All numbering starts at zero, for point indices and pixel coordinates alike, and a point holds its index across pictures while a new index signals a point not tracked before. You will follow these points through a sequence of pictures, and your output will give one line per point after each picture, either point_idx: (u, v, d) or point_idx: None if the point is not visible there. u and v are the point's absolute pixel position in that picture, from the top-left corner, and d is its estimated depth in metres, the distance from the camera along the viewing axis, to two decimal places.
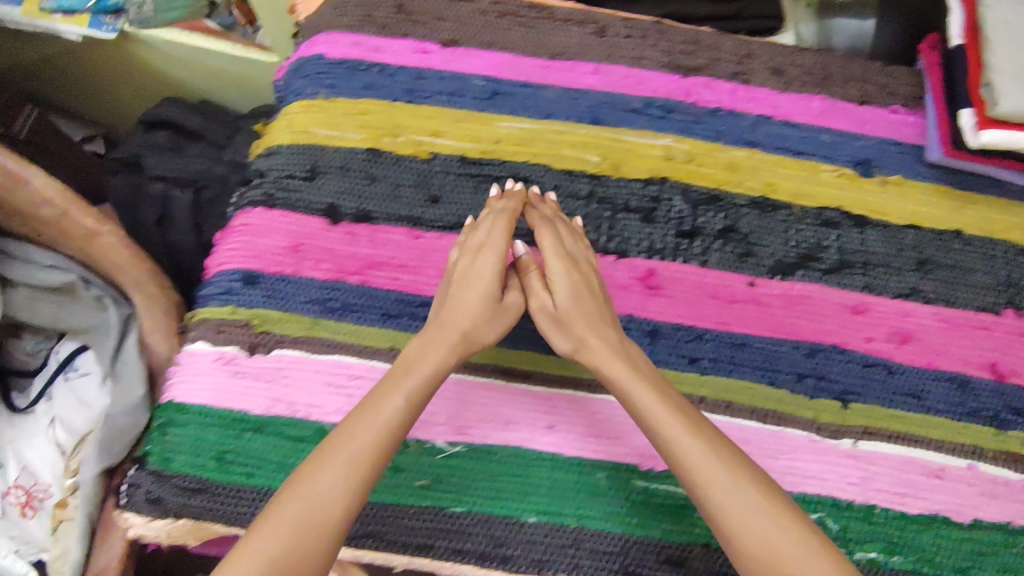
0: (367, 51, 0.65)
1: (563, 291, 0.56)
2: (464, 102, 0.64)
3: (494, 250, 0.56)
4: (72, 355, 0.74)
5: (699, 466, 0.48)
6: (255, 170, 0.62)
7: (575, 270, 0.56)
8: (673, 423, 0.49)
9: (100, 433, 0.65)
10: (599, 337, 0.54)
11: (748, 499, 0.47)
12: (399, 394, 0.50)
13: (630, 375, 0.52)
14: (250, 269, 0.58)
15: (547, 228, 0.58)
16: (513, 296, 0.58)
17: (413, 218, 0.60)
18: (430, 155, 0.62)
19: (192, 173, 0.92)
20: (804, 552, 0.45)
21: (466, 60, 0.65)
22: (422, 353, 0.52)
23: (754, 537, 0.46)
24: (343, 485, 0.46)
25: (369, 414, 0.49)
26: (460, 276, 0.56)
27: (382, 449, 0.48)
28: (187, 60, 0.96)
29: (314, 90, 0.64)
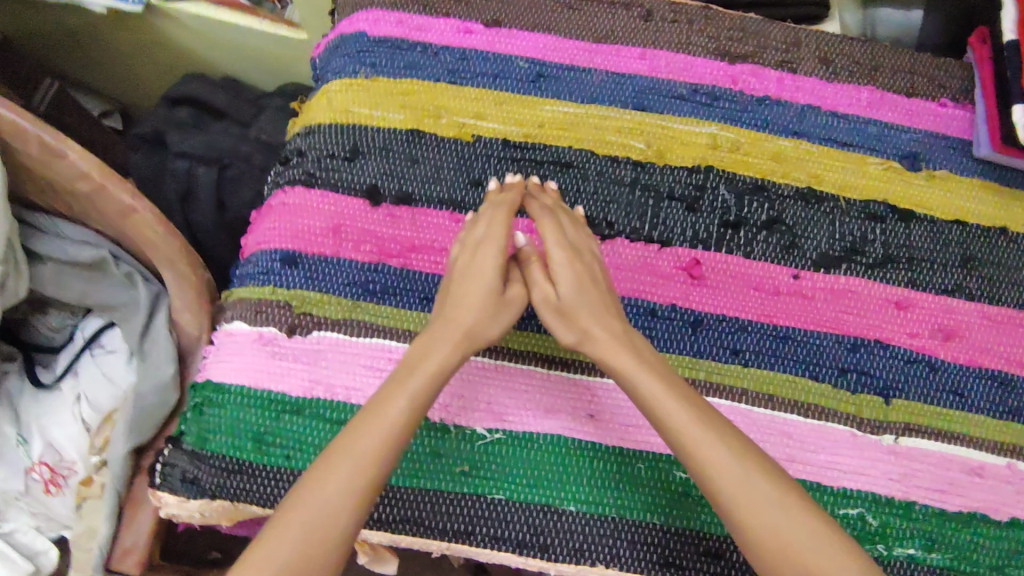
0: (410, 30, 0.65)
1: (566, 282, 0.54)
2: (507, 84, 0.64)
3: (493, 244, 0.54)
4: (100, 332, 0.74)
5: (712, 465, 0.46)
6: (294, 149, 0.62)
7: (579, 261, 0.55)
8: (686, 429, 0.48)
9: (129, 411, 0.65)
10: (605, 329, 0.52)
11: (762, 495, 0.46)
12: (402, 395, 0.48)
13: (637, 367, 0.51)
14: (290, 249, 0.57)
15: (549, 218, 0.56)
16: (515, 289, 0.55)
17: (454, 201, 0.60)
18: (472, 138, 0.62)
19: (216, 149, 0.90)
20: (822, 544, 0.44)
21: (511, 41, 0.65)
22: (424, 351, 0.50)
23: (770, 533, 0.45)
24: (346, 490, 0.44)
25: (373, 418, 0.47)
26: (460, 272, 0.54)
27: (387, 450, 0.46)
28: (218, 36, 0.96)
29: (356, 69, 0.64)
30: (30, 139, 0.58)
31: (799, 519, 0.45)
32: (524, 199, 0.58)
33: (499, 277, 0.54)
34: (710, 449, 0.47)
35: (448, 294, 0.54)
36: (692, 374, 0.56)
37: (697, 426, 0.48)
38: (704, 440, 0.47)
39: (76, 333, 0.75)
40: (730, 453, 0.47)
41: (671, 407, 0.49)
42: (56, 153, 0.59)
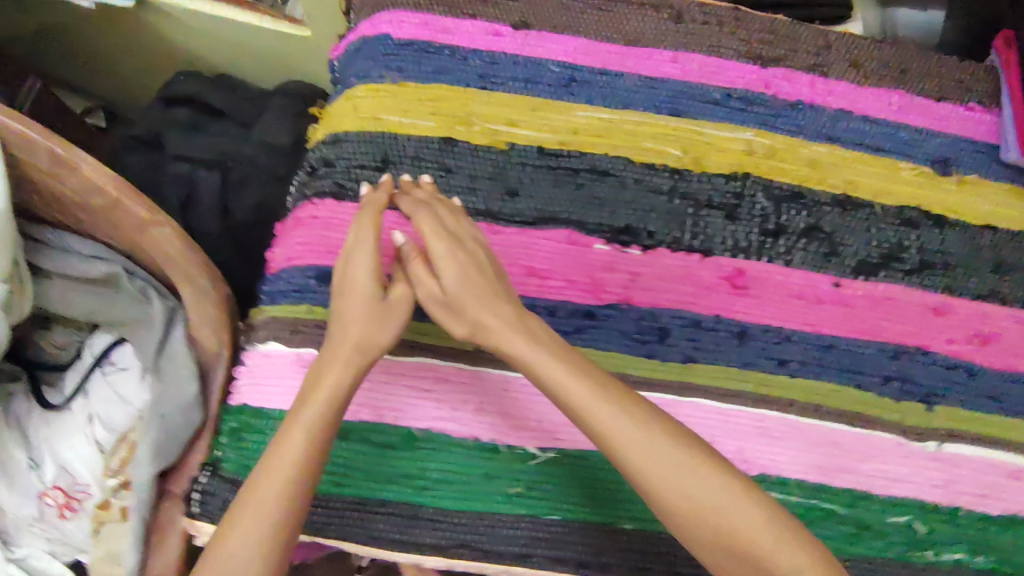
0: (435, 32, 0.62)
1: (450, 272, 0.51)
2: (540, 90, 0.61)
3: (366, 248, 0.51)
4: (108, 350, 0.72)
5: (642, 458, 0.45)
6: (321, 158, 0.59)
7: (461, 249, 0.52)
8: (592, 414, 0.46)
9: (153, 435, 0.61)
10: (498, 316, 0.49)
11: (671, 462, 0.45)
12: (298, 429, 0.46)
13: (545, 357, 0.48)
14: (325, 266, 0.55)
15: (424, 210, 0.53)
16: (399, 289, 0.52)
17: (491, 212, 0.58)
18: (506, 146, 0.59)
19: (217, 151, 0.87)
20: (728, 497, 0.44)
21: (541, 44, 0.63)
22: (319, 375, 0.48)
23: (711, 515, 0.44)
24: (257, 535, 0.43)
25: (276, 457, 0.45)
26: (339, 286, 0.51)
27: (296, 476, 0.45)
28: (215, 34, 0.92)
29: (381, 73, 0.61)
30: (41, 152, 0.55)
31: (707, 476, 0.45)
32: (395, 195, 0.55)
33: (378, 283, 0.51)
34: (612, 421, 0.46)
35: (337, 312, 0.51)
36: (739, 386, 0.55)
37: (597, 399, 0.46)
38: (607, 418, 0.46)
39: (83, 351, 0.73)
40: (634, 422, 0.46)
41: (574, 387, 0.47)
42: (68, 165, 0.55)
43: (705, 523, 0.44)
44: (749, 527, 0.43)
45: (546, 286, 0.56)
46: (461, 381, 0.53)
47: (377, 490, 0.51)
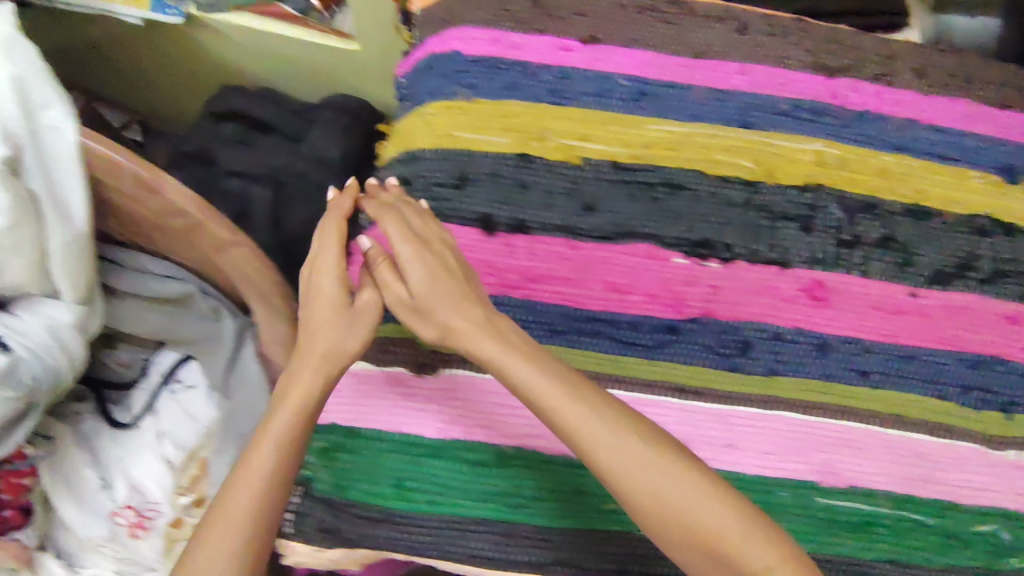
0: (505, 48, 0.62)
1: (416, 276, 0.52)
2: (611, 104, 0.61)
3: (331, 257, 0.55)
4: (176, 367, 0.73)
5: (611, 455, 0.45)
6: (398, 176, 0.60)
7: (428, 252, 0.53)
8: (562, 415, 0.46)
9: None
10: (465, 318, 0.50)
11: (636, 459, 0.45)
12: (266, 445, 0.48)
13: (514, 358, 0.48)
14: None
15: (390, 213, 0.54)
16: (367, 294, 0.54)
17: (569, 228, 0.58)
18: (581, 160, 0.59)
19: (270, 167, 0.87)
20: (695, 495, 0.44)
21: (611, 58, 0.62)
22: (289, 385, 0.51)
23: (682, 512, 0.44)
24: (235, 534, 0.45)
25: (242, 473, 0.47)
26: (308, 296, 0.54)
27: (262, 489, 0.47)
28: (262, 49, 0.92)
29: (453, 89, 0.61)
30: (125, 175, 0.55)
31: (673, 477, 0.45)
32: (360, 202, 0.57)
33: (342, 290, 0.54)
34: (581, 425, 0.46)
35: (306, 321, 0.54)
36: (823, 398, 0.56)
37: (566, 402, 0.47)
38: (578, 419, 0.46)
39: (148, 369, 0.73)
40: (601, 420, 0.46)
41: (544, 390, 0.47)
42: (151, 187, 0.56)
43: (673, 523, 0.44)
44: (718, 525, 0.43)
45: (629, 301, 0.56)
46: None
47: (472, 508, 0.51)
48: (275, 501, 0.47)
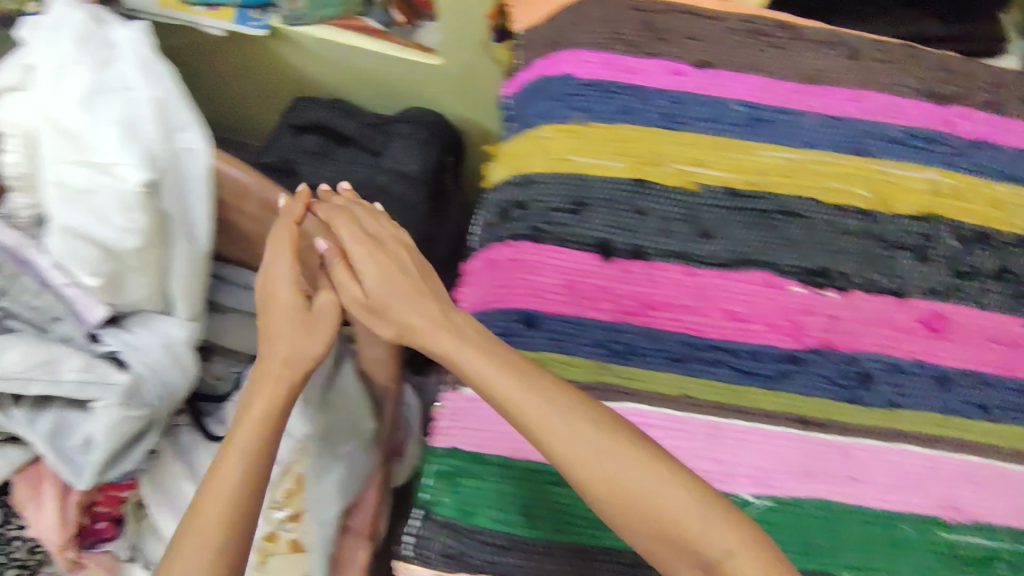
0: (618, 71, 0.62)
1: (369, 277, 0.59)
2: (726, 130, 0.61)
3: (284, 268, 0.61)
4: None
5: (571, 447, 0.47)
6: (513, 200, 0.60)
7: (379, 254, 0.61)
8: (517, 404, 0.49)
9: (341, 472, 0.64)
10: (419, 313, 0.56)
11: (594, 448, 0.47)
12: (238, 449, 0.53)
13: (479, 359, 0.51)
14: (530, 310, 0.56)
15: (344, 222, 0.63)
16: (323, 298, 0.61)
17: (686, 255, 0.57)
18: (697, 187, 0.59)
19: (354, 180, 0.89)
20: (651, 478, 0.46)
21: (723, 83, 0.62)
22: (258, 394, 0.57)
23: (644, 500, 0.45)
24: (223, 511, 0.50)
25: (215, 476, 0.52)
26: (268, 303, 0.61)
27: (236, 485, 0.51)
28: (342, 62, 0.93)
29: (567, 113, 0.61)
30: None
31: (627, 462, 0.46)
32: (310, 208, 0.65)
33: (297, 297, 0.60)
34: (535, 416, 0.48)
35: (268, 330, 0.60)
36: (943, 431, 0.55)
37: (522, 395, 0.49)
38: (531, 410, 0.48)
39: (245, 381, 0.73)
40: (561, 413, 0.48)
41: (505, 386, 0.50)
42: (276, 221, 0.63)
43: (629, 507, 0.46)
44: (674, 508, 0.45)
45: (748, 329, 0.56)
46: (673, 427, 0.54)
47: (601, 539, 0.50)
48: (253, 498, 0.51)
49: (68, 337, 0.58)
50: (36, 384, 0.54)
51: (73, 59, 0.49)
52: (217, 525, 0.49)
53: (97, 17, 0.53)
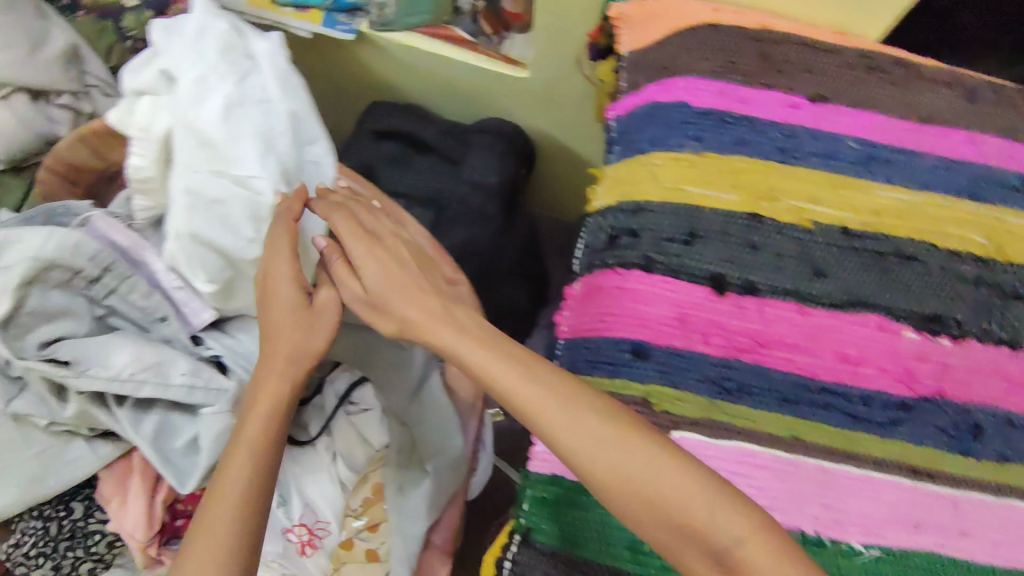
0: (733, 102, 0.61)
1: (372, 272, 0.54)
2: (841, 167, 0.60)
3: (283, 261, 0.53)
4: (351, 389, 0.73)
5: (573, 437, 0.45)
6: (622, 227, 0.59)
7: (379, 248, 0.56)
8: (519, 397, 0.47)
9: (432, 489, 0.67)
10: (419, 310, 0.53)
11: (594, 436, 0.44)
12: (243, 455, 0.49)
13: (482, 353, 0.50)
14: (641, 341, 0.55)
15: (340, 213, 0.56)
16: (323, 293, 0.55)
17: (799, 293, 0.57)
18: (811, 224, 0.58)
19: (432, 191, 0.89)
20: (653, 464, 0.43)
21: (839, 119, 0.61)
22: (257, 398, 0.52)
23: (645, 487, 0.43)
24: (231, 512, 0.46)
25: (221, 485, 0.47)
26: (263, 300, 0.54)
27: (241, 495, 0.47)
28: (424, 69, 0.93)
29: (680, 141, 0.60)
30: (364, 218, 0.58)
31: (626, 447, 0.44)
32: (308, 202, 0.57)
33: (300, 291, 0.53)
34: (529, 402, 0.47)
35: (266, 330, 0.54)
36: None
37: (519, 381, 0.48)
38: (525, 394, 0.47)
39: (325, 388, 0.74)
40: (560, 403, 0.46)
41: (509, 381, 0.48)
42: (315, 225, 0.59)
43: (626, 491, 0.43)
44: (677, 492, 0.42)
45: (861, 373, 0.55)
46: (782, 469, 0.53)
47: None
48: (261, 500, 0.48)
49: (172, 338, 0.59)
50: (149, 388, 0.55)
51: (223, 74, 0.52)
52: (230, 540, 0.45)
53: (233, 25, 0.55)
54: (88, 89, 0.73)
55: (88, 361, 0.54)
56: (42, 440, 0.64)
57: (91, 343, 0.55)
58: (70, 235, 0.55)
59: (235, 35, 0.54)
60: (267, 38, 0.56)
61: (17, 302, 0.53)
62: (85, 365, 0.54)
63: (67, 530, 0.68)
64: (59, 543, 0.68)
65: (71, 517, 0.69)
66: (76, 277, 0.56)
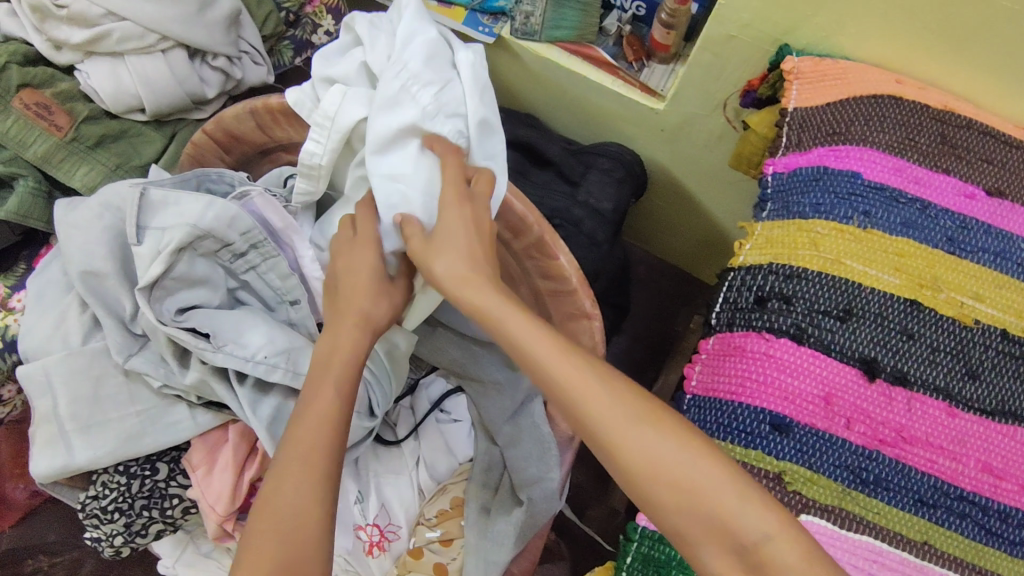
0: (907, 181, 0.59)
1: (450, 221, 0.53)
2: (1010, 268, 0.57)
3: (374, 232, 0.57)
4: (443, 398, 0.74)
5: (605, 417, 0.44)
6: (776, 291, 0.57)
7: (468, 205, 0.54)
8: (553, 372, 0.46)
9: (520, 519, 0.64)
10: (471, 265, 0.52)
11: (625, 416, 0.44)
12: (329, 388, 0.50)
13: (521, 321, 0.49)
14: (782, 415, 0.53)
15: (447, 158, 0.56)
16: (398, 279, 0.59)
17: (950, 393, 0.54)
18: (972, 322, 0.56)
19: (549, 209, 0.85)
20: (692, 457, 0.43)
21: (1015, 217, 0.59)
22: (336, 346, 0.53)
23: (672, 473, 0.42)
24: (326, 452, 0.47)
25: (308, 418, 0.48)
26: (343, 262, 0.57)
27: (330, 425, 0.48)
28: (556, 85, 0.92)
29: (848, 213, 0.58)
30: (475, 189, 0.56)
31: (667, 441, 0.43)
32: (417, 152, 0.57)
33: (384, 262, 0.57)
34: (571, 386, 0.46)
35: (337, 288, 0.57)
36: None
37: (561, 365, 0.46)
38: (558, 367, 0.46)
39: (419, 391, 0.75)
40: (594, 381, 0.46)
41: (544, 353, 0.47)
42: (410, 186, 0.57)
43: (654, 476, 0.42)
44: (702, 477, 0.42)
45: (1002, 488, 0.53)
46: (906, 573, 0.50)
47: None
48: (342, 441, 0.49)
49: (296, 320, 0.67)
50: (278, 372, 0.62)
51: (421, 81, 0.56)
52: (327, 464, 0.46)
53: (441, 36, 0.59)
54: (242, 55, 0.80)
55: (221, 337, 0.62)
56: (147, 399, 0.67)
57: (227, 319, 0.63)
58: (226, 213, 0.62)
59: (440, 44, 0.57)
60: (472, 48, 0.58)
61: (167, 267, 0.60)
62: (219, 339, 0.62)
63: (147, 490, 0.69)
64: (137, 501, 0.69)
65: (154, 477, 0.69)
66: (223, 250, 0.63)
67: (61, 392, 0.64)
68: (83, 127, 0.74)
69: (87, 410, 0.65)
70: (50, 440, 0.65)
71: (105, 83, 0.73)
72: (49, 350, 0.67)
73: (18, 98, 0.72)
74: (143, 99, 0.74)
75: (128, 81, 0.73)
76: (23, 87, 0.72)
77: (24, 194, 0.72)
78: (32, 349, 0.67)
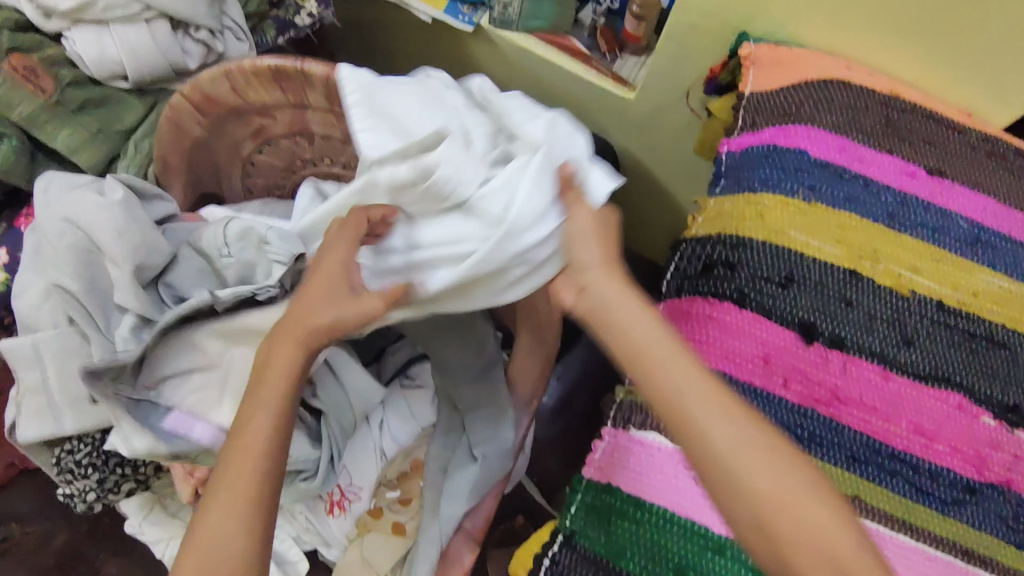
0: (851, 159, 0.62)
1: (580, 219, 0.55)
2: (946, 242, 0.60)
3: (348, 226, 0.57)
4: (408, 364, 0.77)
5: (734, 433, 0.43)
6: (722, 258, 0.60)
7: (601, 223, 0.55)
8: (674, 379, 0.45)
9: (475, 474, 0.67)
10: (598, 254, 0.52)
11: (748, 437, 0.43)
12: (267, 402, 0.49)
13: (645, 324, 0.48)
14: (721, 372, 0.56)
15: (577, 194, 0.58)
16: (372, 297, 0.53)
17: (885, 357, 0.57)
18: (908, 293, 0.58)
19: None
20: (806, 487, 0.42)
21: (952, 196, 0.62)
22: (274, 354, 0.51)
23: (789, 502, 0.41)
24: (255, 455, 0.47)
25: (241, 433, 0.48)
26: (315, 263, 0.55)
27: (264, 447, 0.47)
28: (531, 73, 0.95)
29: (793, 187, 0.61)
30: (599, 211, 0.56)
31: (768, 446, 0.43)
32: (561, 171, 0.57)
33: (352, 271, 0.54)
34: (666, 373, 0.45)
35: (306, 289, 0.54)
36: None
37: (669, 362, 0.46)
38: (681, 374, 0.45)
39: (386, 358, 0.78)
40: (715, 393, 0.44)
41: (666, 360, 0.46)
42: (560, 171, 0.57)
43: (774, 503, 0.41)
44: (817, 512, 0.41)
45: (932, 448, 0.55)
46: None
47: None
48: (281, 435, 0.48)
49: None
50: None
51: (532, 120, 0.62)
52: (260, 482, 0.46)
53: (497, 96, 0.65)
54: (224, 30, 0.83)
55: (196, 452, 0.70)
56: None
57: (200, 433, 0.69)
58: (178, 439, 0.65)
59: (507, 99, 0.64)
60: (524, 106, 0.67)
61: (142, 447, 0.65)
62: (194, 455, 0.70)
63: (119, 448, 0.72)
64: (110, 457, 0.72)
65: None
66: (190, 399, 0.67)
67: (50, 366, 0.67)
68: (67, 91, 0.77)
69: (75, 386, 0.68)
70: (38, 410, 0.68)
71: (88, 49, 0.76)
72: (35, 321, 0.68)
73: (6, 60, 0.75)
74: (127, 68, 0.77)
75: (112, 49, 0.76)
76: (11, 51, 0.75)
77: (6, 152, 0.76)
78: (22, 315, 0.68)
